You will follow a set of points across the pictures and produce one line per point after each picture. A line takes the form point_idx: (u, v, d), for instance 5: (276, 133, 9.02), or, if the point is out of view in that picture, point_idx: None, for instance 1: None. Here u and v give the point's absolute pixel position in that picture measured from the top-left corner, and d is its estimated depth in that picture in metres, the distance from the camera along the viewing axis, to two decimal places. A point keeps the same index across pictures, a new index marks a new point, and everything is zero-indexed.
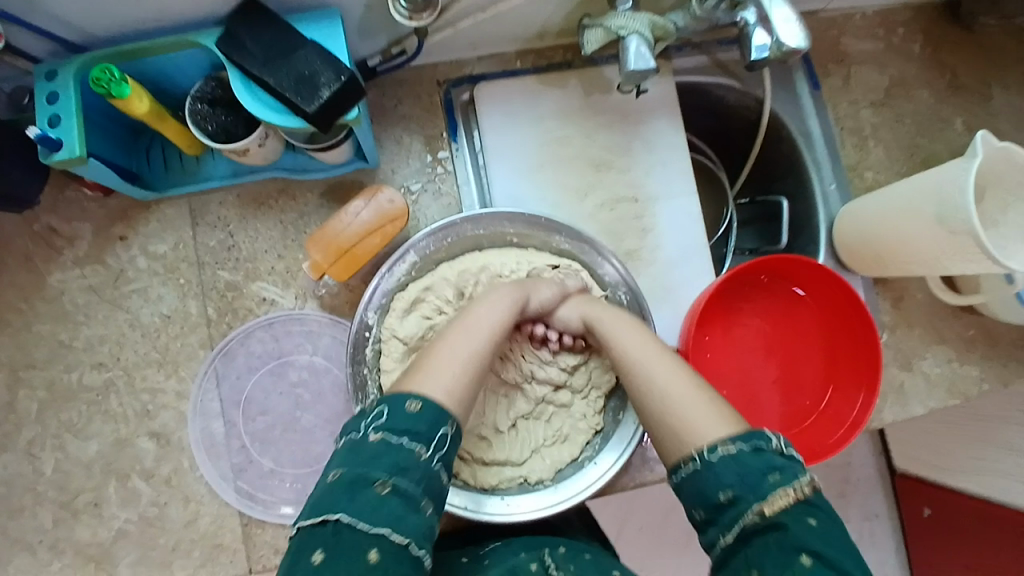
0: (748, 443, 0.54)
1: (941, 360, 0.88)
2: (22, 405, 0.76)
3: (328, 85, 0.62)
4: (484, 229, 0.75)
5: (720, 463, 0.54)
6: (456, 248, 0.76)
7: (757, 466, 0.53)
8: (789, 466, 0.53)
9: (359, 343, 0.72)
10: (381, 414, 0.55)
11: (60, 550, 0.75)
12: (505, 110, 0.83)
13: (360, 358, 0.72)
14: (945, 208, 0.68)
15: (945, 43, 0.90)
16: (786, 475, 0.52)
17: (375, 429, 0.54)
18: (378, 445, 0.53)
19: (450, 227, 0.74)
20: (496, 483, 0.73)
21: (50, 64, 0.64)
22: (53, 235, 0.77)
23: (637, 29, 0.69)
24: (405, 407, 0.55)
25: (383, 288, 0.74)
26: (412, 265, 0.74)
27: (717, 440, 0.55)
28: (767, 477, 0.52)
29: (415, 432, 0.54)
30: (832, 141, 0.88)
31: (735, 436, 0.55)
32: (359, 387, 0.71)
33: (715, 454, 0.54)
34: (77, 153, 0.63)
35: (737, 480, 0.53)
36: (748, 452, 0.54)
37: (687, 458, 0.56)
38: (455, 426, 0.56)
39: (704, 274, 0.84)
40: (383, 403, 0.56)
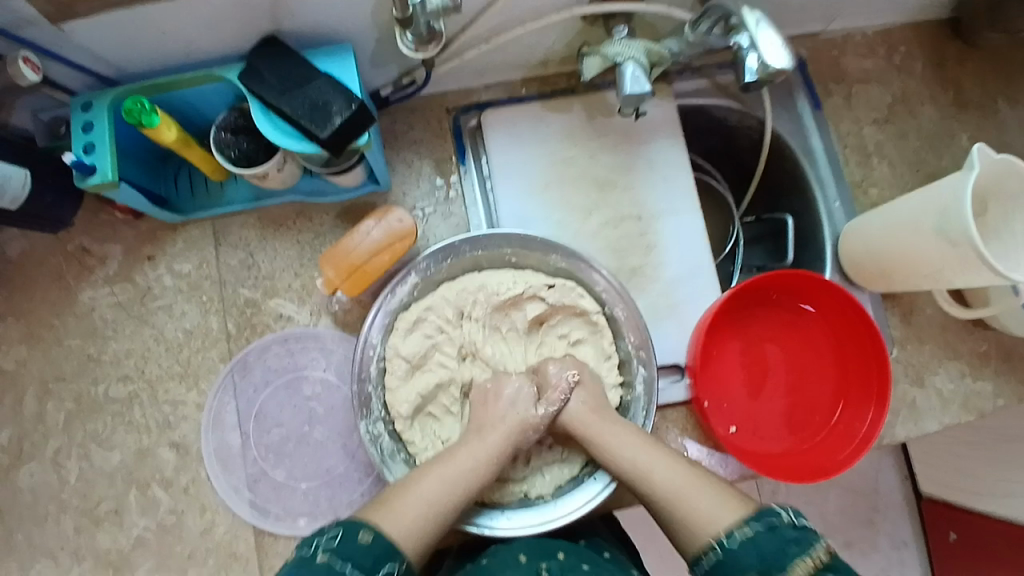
0: (760, 525, 0.60)
1: (956, 374, 0.88)
2: (51, 416, 0.80)
3: (339, 112, 0.66)
4: (482, 250, 0.77)
5: (739, 548, 0.60)
6: (458, 267, 0.79)
7: (775, 545, 0.59)
8: (805, 537, 0.59)
9: (363, 362, 0.74)
10: (335, 536, 0.59)
11: (81, 557, 0.78)
12: (511, 134, 0.86)
13: (364, 375, 0.74)
14: (944, 219, 0.69)
15: (946, 62, 0.91)
16: (803, 546, 0.58)
17: (323, 550, 0.58)
18: (322, 567, 0.57)
19: (450, 249, 0.76)
20: (498, 496, 0.76)
21: (86, 96, 0.70)
22: (84, 255, 0.82)
23: (633, 56, 0.72)
24: (358, 538, 0.59)
25: (388, 308, 0.76)
26: (414, 286, 0.77)
27: (733, 525, 0.62)
28: (787, 552, 0.58)
29: (361, 565, 0.58)
30: (834, 159, 0.89)
31: (748, 518, 0.61)
32: (364, 404, 0.74)
33: (729, 544, 0.61)
34: (108, 177, 0.68)
35: (757, 561, 0.59)
36: (764, 534, 0.60)
37: (706, 548, 0.62)
38: (404, 563, 0.61)
39: (708, 290, 0.85)
40: (338, 527, 0.60)
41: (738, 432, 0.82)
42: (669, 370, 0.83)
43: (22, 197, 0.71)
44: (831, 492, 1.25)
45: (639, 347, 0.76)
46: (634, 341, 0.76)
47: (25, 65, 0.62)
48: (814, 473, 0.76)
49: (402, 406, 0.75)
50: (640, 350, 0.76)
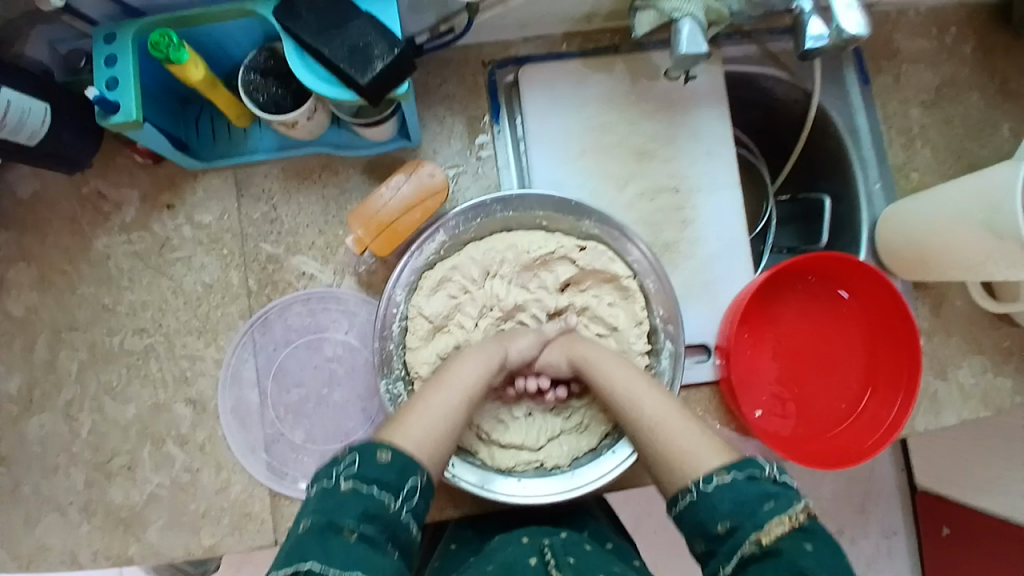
0: (739, 472, 0.56)
1: (979, 369, 0.86)
2: (63, 365, 0.78)
3: (382, 57, 0.62)
4: (514, 212, 0.75)
5: (716, 494, 0.55)
6: (486, 228, 0.76)
7: (752, 495, 0.54)
8: (783, 494, 0.54)
9: (386, 319, 0.72)
10: (352, 461, 0.56)
11: (91, 512, 0.76)
12: (549, 94, 0.83)
13: (387, 334, 0.72)
14: (993, 208, 0.66)
15: (997, 46, 0.88)
16: (782, 502, 0.53)
17: (346, 476, 0.55)
18: (348, 494, 0.54)
19: (481, 207, 0.73)
20: (511, 465, 0.73)
21: (108, 27, 0.66)
22: (101, 201, 0.79)
23: (691, 12, 0.68)
24: (375, 456, 0.57)
25: (414, 266, 0.73)
26: (440, 245, 0.74)
27: (714, 470, 0.57)
28: (763, 506, 0.53)
29: (386, 481, 0.55)
30: (879, 140, 0.87)
31: (728, 466, 0.57)
32: (385, 362, 0.72)
33: (709, 485, 0.56)
34: (132, 116, 0.64)
35: (732, 509, 0.54)
36: (743, 481, 0.55)
37: (683, 493, 0.57)
38: (426, 475, 0.58)
39: (743, 266, 0.83)
40: (354, 451, 0.57)
41: (763, 414, 0.80)
42: (698, 348, 0.81)
43: (41, 133, 0.68)
44: None
45: (668, 321, 0.74)
46: (664, 315, 0.74)
47: None
48: (839, 458, 0.75)
49: (423, 367, 0.73)
50: (669, 324, 0.74)
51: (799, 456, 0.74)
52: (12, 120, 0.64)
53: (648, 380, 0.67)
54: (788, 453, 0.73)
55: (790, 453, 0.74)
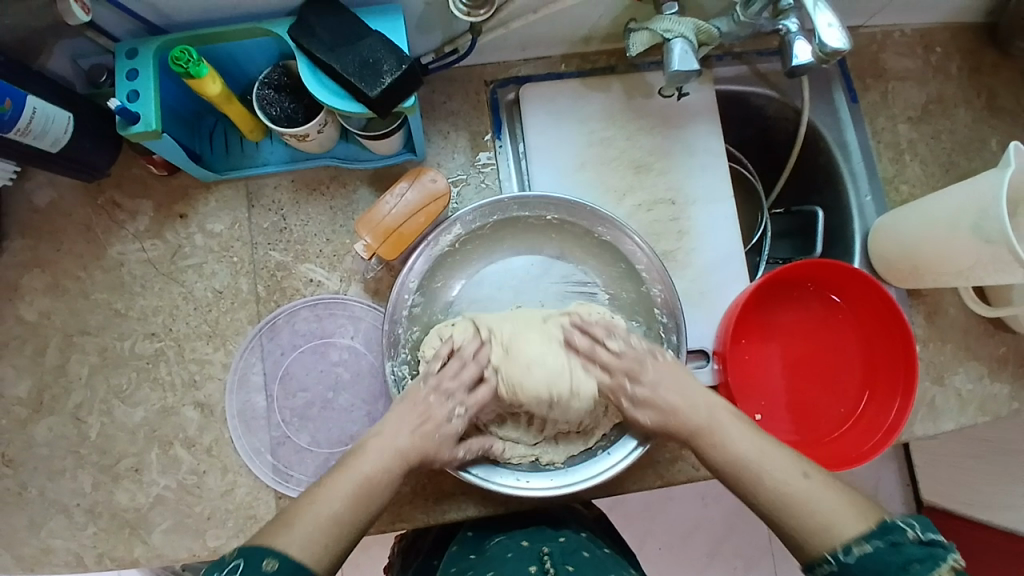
0: (880, 541, 0.55)
1: (974, 375, 0.87)
2: (74, 370, 0.80)
3: (390, 72, 0.65)
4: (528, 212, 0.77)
5: (856, 562, 0.55)
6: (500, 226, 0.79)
7: (895, 560, 0.53)
8: (928, 557, 0.53)
9: (397, 306, 0.73)
10: (235, 568, 0.54)
11: (97, 514, 0.77)
12: (548, 110, 0.86)
13: (398, 318, 0.74)
14: (979, 215, 0.69)
15: (981, 65, 0.91)
16: (928, 564, 0.52)
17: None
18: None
19: (498, 205, 0.76)
20: (509, 457, 0.73)
21: (131, 43, 0.69)
22: (115, 210, 0.81)
23: (683, 33, 0.72)
24: (261, 565, 0.54)
25: (432, 252, 0.76)
26: (456, 237, 0.77)
27: (850, 539, 0.57)
28: (906, 568, 0.53)
29: None
30: (868, 154, 0.89)
31: (868, 535, 0.56)
32: (393, 344, 0.74)
33: (849, 556, 0.56)
34: (151, 127, 0.67)
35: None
36: (885, 548, 0.54)
37: (820, 560, 0.58)
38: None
39: (739, 275, 0.85)
40: (239, 558, 0.55)
41: (763, 420, 0.82)
42: (696, 354, 0.83)
43: (63, 141, 0.71)
44: None
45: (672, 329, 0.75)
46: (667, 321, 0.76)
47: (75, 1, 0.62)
48: (838, 461, 0.76)
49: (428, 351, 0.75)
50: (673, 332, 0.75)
51: None
52: (37, 127, 0.67)
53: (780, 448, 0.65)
54: None
55: None
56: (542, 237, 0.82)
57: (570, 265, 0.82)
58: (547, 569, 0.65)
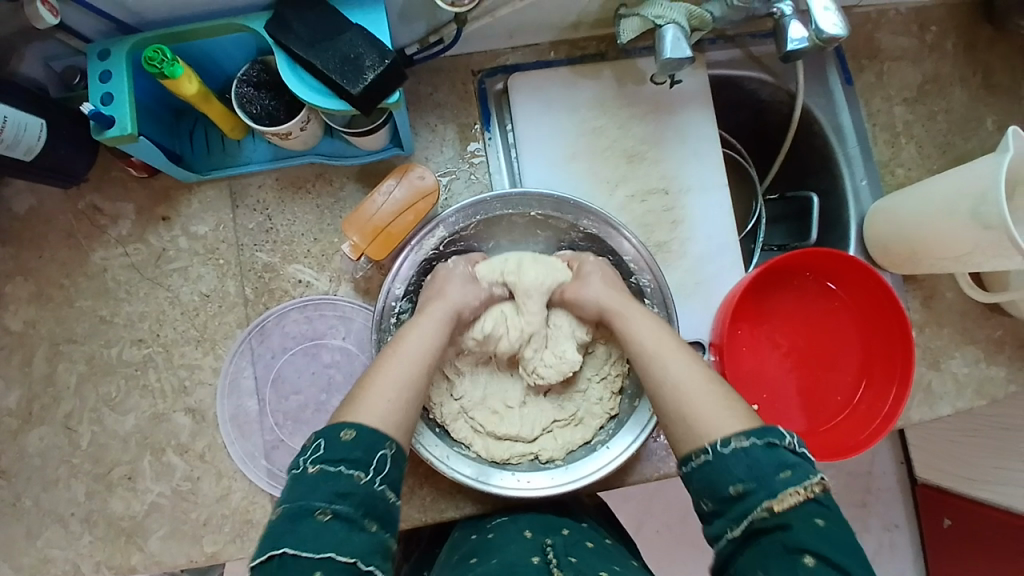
0: (759, 440, 0.54)
1: (970, 359, 0.87)
2: (62, 378, 0.78)
3: (373, 67, 0.63)
4: (513, 209, 0.75)
5: (733, 456, 0.54)
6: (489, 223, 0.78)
7: (770, 464, 0.53)
8: (802, 466, 0.53)
9: (386, 311, 0.72)
10: (318, 446, 0.55)
11: (92, 523, 0.77)
12: (539, 99, 0.84)
13: (386, 325, 0.73)
14: (978, 202, 0.68)
15: (978, 42, 0.89)
16: (799, 473, 0.53)
17: (312, 461, 0.55)
18: (314, 476, 0.54)
19: (480, 204, 0.74)
20: (506, 456, 0.74)
21: (102, 44, 0.66)
22: (96, 214, 0.79)
23: (674, 19, 0.70)
24: (340, 436, 0.56)
25: (415, 257, 0.73)
26: (440, 240, 0.74)
27: (731, 433, 0.56)
28: (778, 474, 0.53)
29: (353, 458, 0.54)
30: (864, 137, 0.88)
31: (750, 432, 0.55)
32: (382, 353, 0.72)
33: (725, 449, 0.55)
34: (128, 131, 0.65)
35: (746, 474, 0.54)
36: (761, 447, 0.54)
37: (699, 450, 0.57)
38: (395, 446, 0.57)
39: (733, 265, 0.84)
40: (318, 437, 0.56)
41: (760, 410, 0.81)
42: (692, 347, 0.82)
43: (37, 149, 0.69)
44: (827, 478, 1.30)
45: (663, 321, 0.74)
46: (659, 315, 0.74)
47: (42, 6, 0.59)
48: (836, 450, 0.76)
49: None
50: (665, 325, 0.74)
51: None
52: (9, 136, 0.65)
53: (677, 342, 0.65)
54: None
55: None
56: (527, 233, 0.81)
57: (560, 257, 0.82)
58: (549, 559, 0.64)
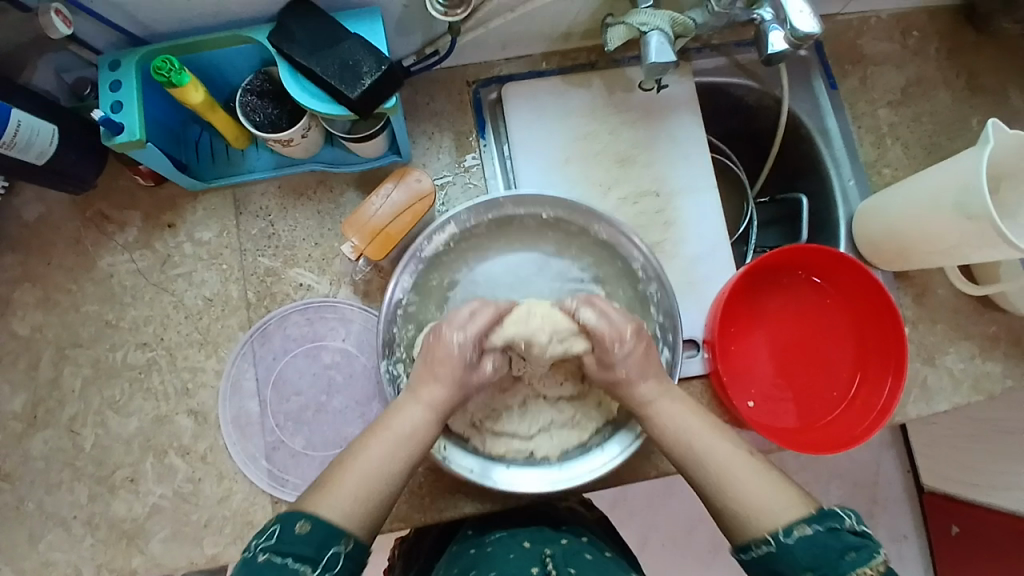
0: (820, 526, 0.56)
1: (966, 354, 0.88)
2: (67, 382, 0.80)
3: (370, 73, 0.66)
4: (524, 210, 0.78)
5: (797, 545, 0.55)
6: (497, 225, 0.80)
7: (835, 545, 0.54)
8: (865, 546, 0.54)
9: (392, 310, 0.74)
10: (271, 534, 0.56)
11: (94, 525, 0.77)
12: (532, 108, 0.87)
13: (392, 318, 0.75)
14: (961, 193, 0.70)
15: (959, 47, 0.92)
16: (863, 555, 0.54)
17: (263, 549, 0.55)
18: (264, 565, 0.54)
19: (492, 204, 0.77)
20: (503, 451, 0.74)
21: (113, 55, 0.70)
22: (104, 222, 0.82)
23: (659, 25, 0.73)
24: (296, 528, 0.56)
25: (421, 254, 0.77)
26: (449, 236, 0.78)
27: (793, 521, 0.57)
28: (845, 557, 0.54)
29: (304, 555, 0.55)
30: (850, 139, 0.90)
31: (809, 518, 0.56)
32: (388, 344, 0.74)
33: (789, 539, 0.56)
34: (135, 136, 0.68)
35: (812, 563, 0.54)
36: (824, 533, 0.55)
37: (760, 541, 0.57)
38: (352, 542, 0.57)
39: (726, 263, 0.85)
40: (275, 522, 0.57)
41: (756, 406, 0.82)
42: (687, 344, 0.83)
43: (48, 153, 0.72)
44: (832, 487, 1.29)
45: (668, 329, 0.76)
46: (664, 322, 0.77)
47: (56, 16, 0.63)
48: (831, 443, 0.76)
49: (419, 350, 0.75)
50: (669, 332, 0.76)
51: (792, 444, 0.75)
52: (22, 139, 0.68)
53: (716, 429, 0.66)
54: (781, 441, 0.75)
55: (783, 441, 0.75)
56: (537, 236, 0.82)
57: (566, 261, 0.82)
58: (548, 569, 0.65)
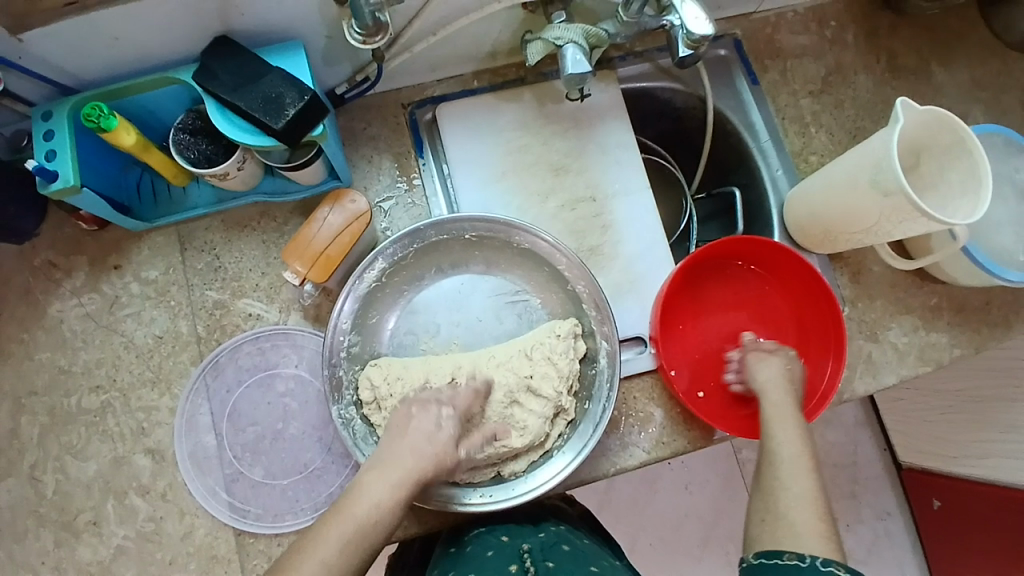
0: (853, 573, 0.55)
1: (908, 327, 0.91)
2: (25, 432, 0.80)
3: (293, 104, 0.68)
4: (446, 235, 0.81)
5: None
6: (425, 250, 0.83)
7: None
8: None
9: (334, 347, 0.76)
10: None
11: (62, 571, 0.77)
12: (465, 126, 0.89)
13: (336, 361, 0.76)
14: (875, 170, 0.72)
15: (874, 33, 0.96)
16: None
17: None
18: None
19: (415, 234, 0.79)
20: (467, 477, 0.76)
21: (46, 106, 0.71)
22: (51, 270, 0.83)
23: (572, 39, 0.76)
24: None
25: (357, 292, 0.78)
26: (380, 271, 0.80)
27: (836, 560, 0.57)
28: None
29: None
30: (775, 130, 0.93)
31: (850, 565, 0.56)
32: (335, 388, 0.76)
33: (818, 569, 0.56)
34: (71, 182, 0.69)
35: None
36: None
37: (795, 555, 0.58)
38: None
39: (665, 261, 0.88)
40: None
41: (707, 397, 0.84)
42: (634, 340, 0.85)
43: None
44: None
45: (602, 323, 0.79)
46: (598, 318, 0.79)
47: None
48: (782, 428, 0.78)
49: (367, 390, 0.77)
50: (603, 325, 0.79)
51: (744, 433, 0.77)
52: None
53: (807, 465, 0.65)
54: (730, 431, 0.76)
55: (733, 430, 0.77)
56: (465, 255, 0.85)
57: (498, 277, 0.86)
58: (527, 567, 0.70)
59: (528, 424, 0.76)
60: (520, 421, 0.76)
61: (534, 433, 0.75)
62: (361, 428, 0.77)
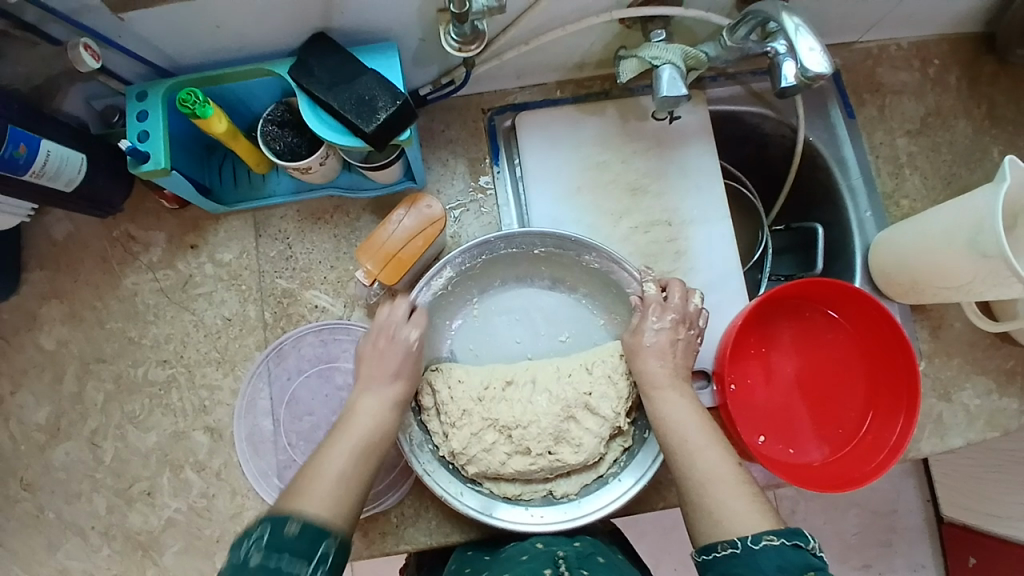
0: (787, 540, 0.56)
1: (983, 390, 0.87)
2: (90, 396, 0.83)
3: (385, 108, 0.68)
4: (516, 248, 0.80)
5: (762, 553, 0.56)
6: (493, 261, 0.83)
7: (798, 562, 0.55)
8: (825, 569, 0.55)
9: None
10: None
11: (111, 535, 0.80)
12: (547, 136, 0.88)
13: None
14: (976, 229, 0.68)
15: (979, 76, 0.91)
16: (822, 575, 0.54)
17: None
18: None
19: (487, 245, 0.79)
20: (518, 492, 0.77)
21: (141, 86, 0.73)
22: (129, 242, 0.85)
23: (671, 60, 0.74)
24: None
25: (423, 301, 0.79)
26: (448, 279, 0.80)
27: (761, 532, 0.58)
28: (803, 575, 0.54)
29: None
30: (867, 169, 0.90)
31: (778, 531, 0.57)
32: None
33: (756, 545, 0.57)
34: (161, 164, 0.71)
35: (773, 570, 0.55)
36: (790, 548, 0.56)
37: (727, 544, 0.59)
38: None
39: (737, 294, 0.86)
40: None
41: (767, 441, 0.83)
42: (699, 375, 0.84)
43: (77, 180, 0.75)
44: (851, 512, 1.24)
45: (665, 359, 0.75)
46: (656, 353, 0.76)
47: (85, 51, 0.65)
48: (842, 482, 0.76)
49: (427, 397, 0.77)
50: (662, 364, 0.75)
51: (803, 482, 0.75)
52: (52, 168, 0.71)
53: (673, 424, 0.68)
54: (787, 478, 0.74)
55: (790, 478, 0.75)
56: (532, 269, 0.85)
57: (562, 294, 0.86)
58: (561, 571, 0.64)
59: (583, 441, 0.75)
60: (576, 438, 0.76)
61: (589, 451, 0.75)
62: (419, 434, 0.78)
